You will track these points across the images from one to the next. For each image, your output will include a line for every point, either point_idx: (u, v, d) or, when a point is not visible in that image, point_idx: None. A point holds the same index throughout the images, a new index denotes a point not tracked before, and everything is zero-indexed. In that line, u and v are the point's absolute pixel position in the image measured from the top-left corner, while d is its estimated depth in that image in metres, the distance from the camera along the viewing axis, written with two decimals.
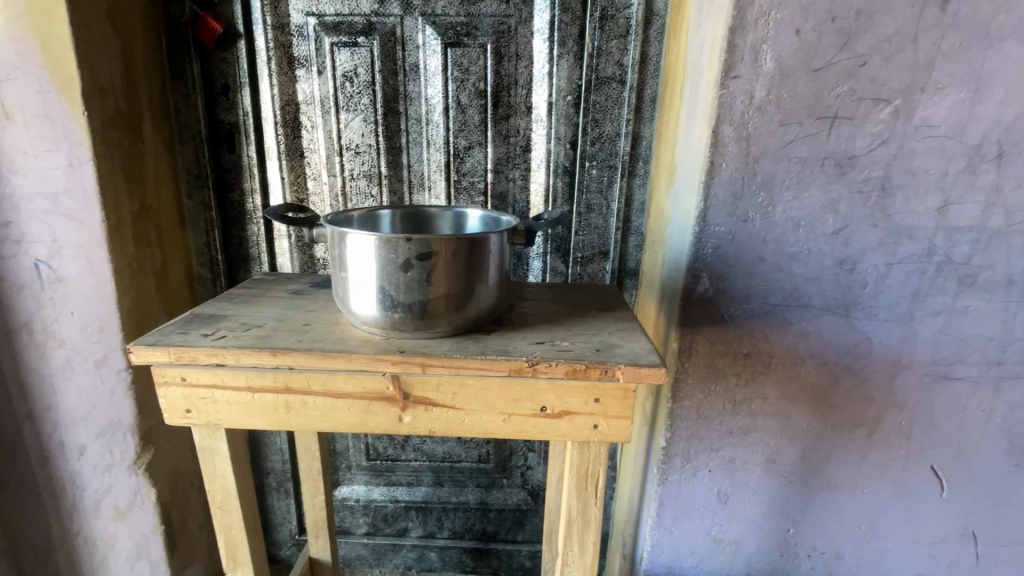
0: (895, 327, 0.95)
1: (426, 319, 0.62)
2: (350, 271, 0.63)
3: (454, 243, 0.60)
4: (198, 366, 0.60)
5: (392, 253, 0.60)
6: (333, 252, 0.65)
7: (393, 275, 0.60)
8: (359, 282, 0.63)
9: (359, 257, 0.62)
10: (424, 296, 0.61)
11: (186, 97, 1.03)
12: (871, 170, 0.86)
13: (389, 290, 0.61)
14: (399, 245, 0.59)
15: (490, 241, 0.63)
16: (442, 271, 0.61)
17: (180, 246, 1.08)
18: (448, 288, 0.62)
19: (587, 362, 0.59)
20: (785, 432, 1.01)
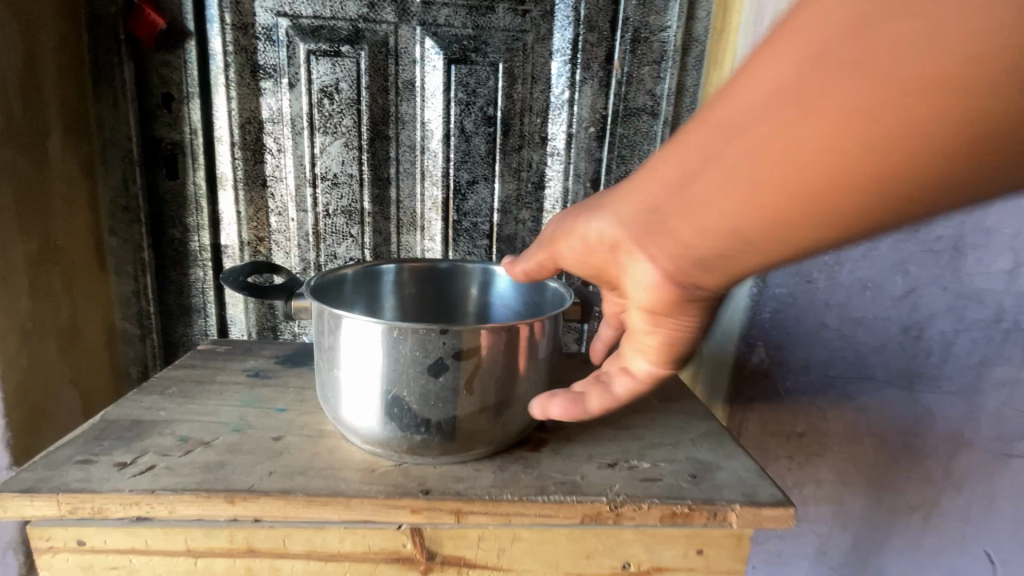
0: (958, 401, 0.80)
1: (458, 440, 0.44)
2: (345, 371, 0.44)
3: (507, 336, 0.43)
4: (107, 521, 0.39)
5: (418, 349, 0.42)
6: (319, 340, 0.46)
7: (416, 381, 0.42)
8: (360, 387, 0.44)
9: (363, 352, 0.43)
10: (459, 410, 0.43)
11: (114, 107, 0.81)
12: (945, 228, 0.74)
13: (408, 401, 0.43)
14: (429, 339, 0.41)
15: (547, 331, 0.46)
16: (487, 374, 0.43)
17: (98, 294, 0.84)
18: (492, 397, 0.44)
19: (690, 503, 0.42)
20: (838, 520, 0.86)
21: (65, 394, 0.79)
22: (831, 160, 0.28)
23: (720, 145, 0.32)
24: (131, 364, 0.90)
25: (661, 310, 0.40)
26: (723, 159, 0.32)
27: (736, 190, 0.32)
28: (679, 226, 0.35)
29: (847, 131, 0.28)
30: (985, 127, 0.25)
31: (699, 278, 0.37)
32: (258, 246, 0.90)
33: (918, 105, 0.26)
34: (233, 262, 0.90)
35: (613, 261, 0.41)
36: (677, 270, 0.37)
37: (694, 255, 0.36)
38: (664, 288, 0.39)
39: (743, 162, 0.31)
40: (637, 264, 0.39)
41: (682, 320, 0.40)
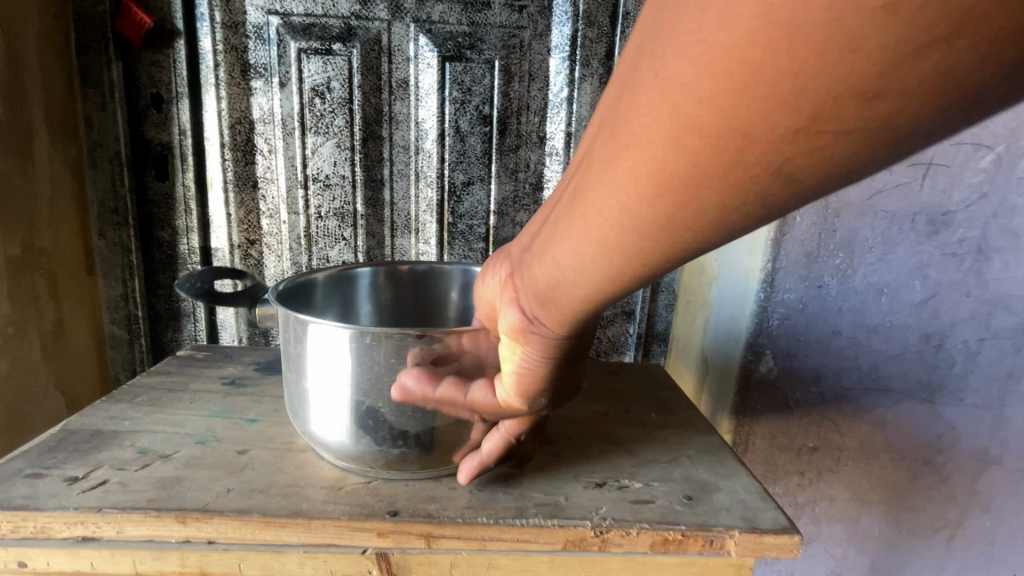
0: (983, 416, 0.75)
1: (435, 451, 0.41)
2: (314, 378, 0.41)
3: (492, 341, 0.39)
4: (52, 540, 0.37)
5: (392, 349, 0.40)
6: (286, 347, 0.43)
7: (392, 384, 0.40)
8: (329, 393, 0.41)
9: (330, 360, 0.40)
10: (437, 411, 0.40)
11: (102, 108, 0.80)
12: (968, 230, 0.68)
13: (379, 410, 0.40)
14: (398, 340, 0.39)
15: None
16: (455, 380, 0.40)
17: (87, 299, 0.83)
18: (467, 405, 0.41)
19: (683, 529, 0.39)
20: (853, 542, 0.81)
21: (49, 399, 0.78)
22: (654, 172, 0.28)
23: (572, 178, 0.33)
24: (120, 370, 0.88)
25: (518, 345, 0.37)
26: (571, 189, 0.32)
27: (580, 216, 0.31)
28: (540, 256, 0.35)
29: (657, 139, 0.27)
30: (787, 114, 0.23)
31: (560, 313, 0.35)
32: (249, 249, 0.88)
33: (714, 99, 0.25)
34: (224, 265, 0.88)
35: (494, 306, 0.40)
36: (540, 305, 0.36)
37: (551, 286, 0.34)
38: (521, 324, 0.37)
39: (582, 188, 0.31)
40: (502, 308, 0.38)
41: (540, 357, 0.37)
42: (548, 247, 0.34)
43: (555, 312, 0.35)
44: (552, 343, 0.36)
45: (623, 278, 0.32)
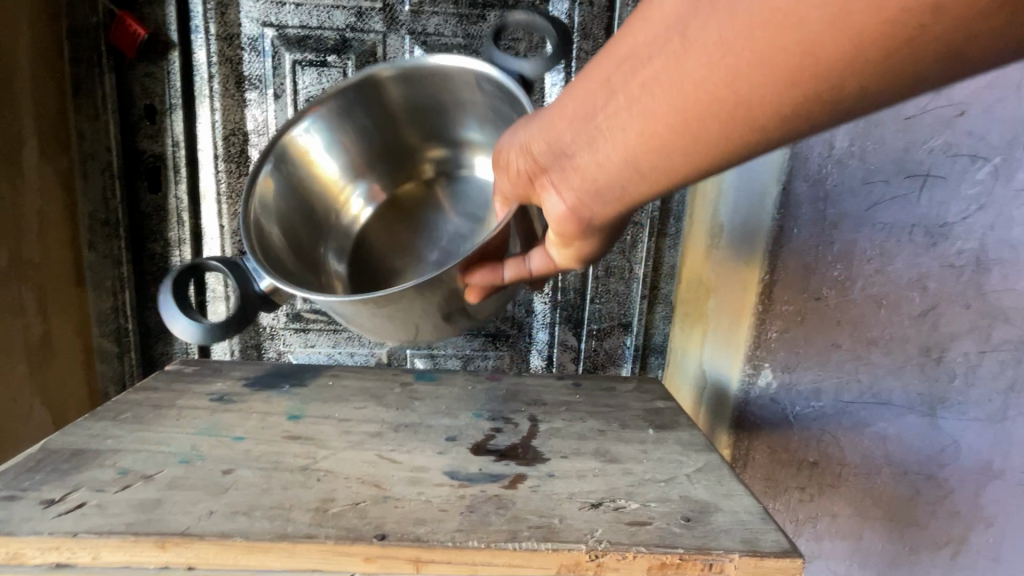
0: (984, 433, 0.72)
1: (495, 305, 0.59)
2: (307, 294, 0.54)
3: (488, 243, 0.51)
4: (24, 567, 0.37)
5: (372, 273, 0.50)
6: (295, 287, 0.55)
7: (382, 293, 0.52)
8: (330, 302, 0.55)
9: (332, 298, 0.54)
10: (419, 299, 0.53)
11: (95, 119, 0.80)
12: (966, 242, 0.66)
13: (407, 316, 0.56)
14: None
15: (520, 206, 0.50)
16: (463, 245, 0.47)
17: (76, 312, 0.83)
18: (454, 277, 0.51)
19: (681, 552, 0.37)
20: (856, 559, 0.79)
21: (35, 417, 0.76)
22: (697, 107, 0.31)
23: (607, 91, 0.35)
24: (109, 384, 0.88)
25: (568, 235, 0.44)
26: (612, 104, 0.35)
27: (625, 140, 0.35)
28: (586, 164, 0.38)
29: (704, 84, 0.30)
30: (814, 85, 0.27)
31: (604, 211, 0.41)
32: None
33: (760, 64, 0.28)
34: (218, 277, 0.88)
35: (537, 191, 0.44)
36: (587, 200, 0.40)
37: (595, 190, 0.39)
38: (570, 218, 0.42)
39: (628, 111, 0.34)
40: (547, 198, 0.43)
41: (586, 241, 0.45)
42: (593, 159, 0.38)
43: (600, 208, 0.41)
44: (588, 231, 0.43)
45: (661, 189, 0.37)
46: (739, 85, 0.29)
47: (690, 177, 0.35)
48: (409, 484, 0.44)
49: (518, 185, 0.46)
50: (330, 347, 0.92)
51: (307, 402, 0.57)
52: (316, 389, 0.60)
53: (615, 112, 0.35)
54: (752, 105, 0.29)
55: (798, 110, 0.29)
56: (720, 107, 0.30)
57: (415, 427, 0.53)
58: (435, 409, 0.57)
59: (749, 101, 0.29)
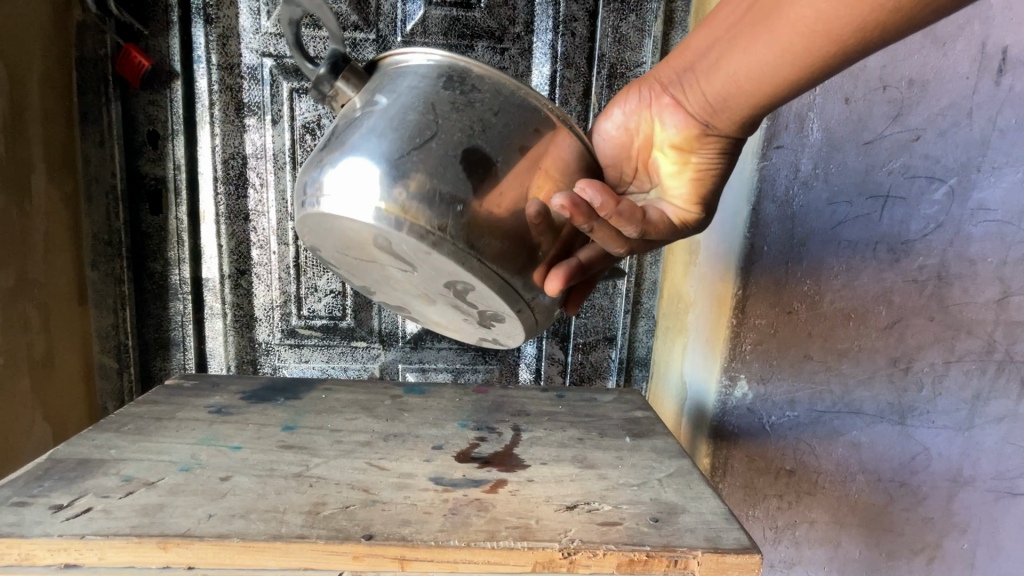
0: (953, 436, 0.73)
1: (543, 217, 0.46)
2: (341, 165, 0.45)
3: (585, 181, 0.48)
4: (34, 568, 0.40)
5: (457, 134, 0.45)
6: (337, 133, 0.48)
7: (426, 179, 0.43)
8: (346, 204, 0.44)
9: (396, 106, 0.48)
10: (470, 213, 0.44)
11: (100, 144, 0.84)
12: (928, 257, 0.69)
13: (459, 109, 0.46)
14: (492, 124, 0.45)
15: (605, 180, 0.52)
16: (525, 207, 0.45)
17: (78, 329, 0.86)
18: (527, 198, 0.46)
19: (648, 549, 0.40)
20: (835, 566, 0.80)
21: (36, 430, 0.79)
22: (798, 34, 0.36)
23: (726, 28, 0.41)
24: (107, 399, 0.91)
25: (687, 148, 0.48)
26: (730, 34, 0.41)
27: (739, 65, 0.40)
28: (702, 86, 0.44)
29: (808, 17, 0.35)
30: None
31: (721, 123, 0.45)
32: (239, 279, 0.90)
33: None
34: (215, 294, 0.91)
35: (648, 123, 0.49)
36: (707, 115, 0.45)
37: (713, 105, 0.44)
38: (685, 134, 0.47)
39: (744, 41, 0.39)
40: (668, 112, 0.47)
41: (705, 155, 0.47)
42: (710, 82, 0.43)
43: (716, 122, 0.45)
44: (711, 143, 0.47)
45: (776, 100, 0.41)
46: (837, 13, 0.34)
47: (805, 86, 0.39)
48: (396, 489, 0.47)
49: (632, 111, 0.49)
50: (323, 363, 0.95)
51: (301, 414, 0.60)
52: (309, 402, 0.63)
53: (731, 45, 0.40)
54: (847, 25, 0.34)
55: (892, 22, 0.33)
56: (820, 33, 0.35)
57: (403, 436, 0.56)
58: (423, 420, 0.60)
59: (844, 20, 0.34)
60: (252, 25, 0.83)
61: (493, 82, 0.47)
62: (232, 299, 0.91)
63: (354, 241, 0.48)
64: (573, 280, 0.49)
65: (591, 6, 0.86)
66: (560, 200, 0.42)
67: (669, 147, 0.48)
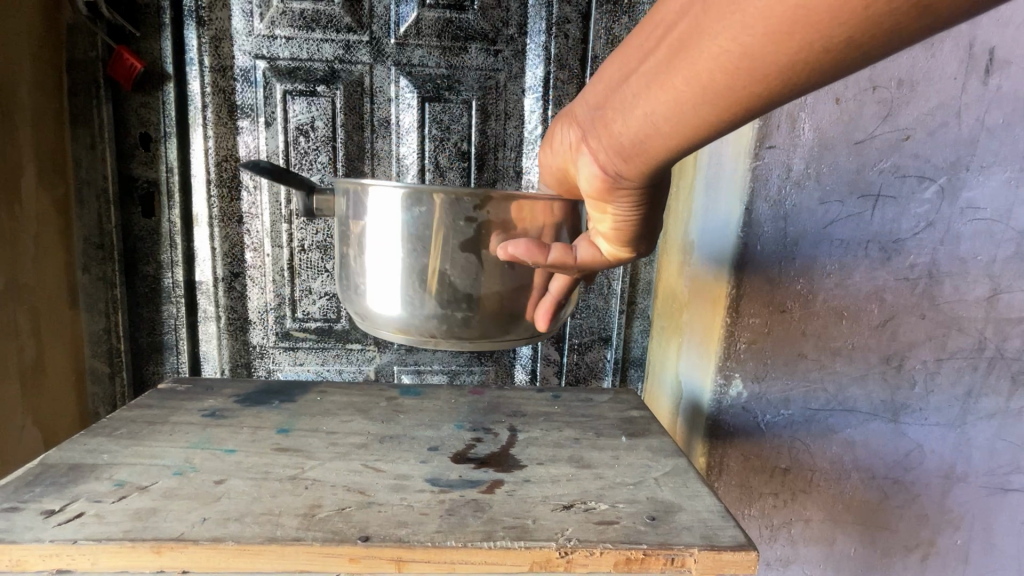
0: (946, 433, 0.75)
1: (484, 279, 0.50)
2: (372, 301, 0.53)
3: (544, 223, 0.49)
4: (26, 573, 0.39)
5: (436, 242, 0.48)
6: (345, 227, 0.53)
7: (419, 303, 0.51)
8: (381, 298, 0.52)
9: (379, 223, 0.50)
10: (479, 324, 0.52)
11: (91, 147, 0.83)
12: (918, 256, 0.70)
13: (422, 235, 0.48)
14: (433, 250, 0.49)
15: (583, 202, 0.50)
16: (495, 283, 0.51)
17: (69, 333, 0.85)
18: (523, 285, 0.52)
19: (645, 548, 0.40)
20: (830, 563, 0.80)
21: (27, 436, 0.78)
22: (717, 58, 0.32)
23: (641, 61, 0.37)
24: (99, 404, 0.90)
25: (602, 200, 0.44)
26: (648, 68, 0.36)
27: (653, 105, 0.36)
28: (614, 126, 0.40)
29: (721, 53, 0.31)
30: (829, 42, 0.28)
31: (630, 170, 0.41)
32: (233, 281, 0.90)
33: (766, 36, 0.29)
34: (208, 298, 0.90)
35: (572, 160, 0.45)
36: (616, 161, 0.41)
37: (624, 151, 0.40)
38: (599, 182, 0.43)
39: (657, 78, 0.35)
40: (583, 158, 0.43)
41: (621, 207, 0.44)
42: (623, 123, 0.39)
43: (629, 169, 0.41)
44: (624, 197, 0.43)
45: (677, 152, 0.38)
46: (755, 49, 0.30)
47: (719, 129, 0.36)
48: (392, 490, 0.47)
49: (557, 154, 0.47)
50: (318, 366, 0.95)
51: (295, 417, 0.60)
52: (304, 404, 0.63)
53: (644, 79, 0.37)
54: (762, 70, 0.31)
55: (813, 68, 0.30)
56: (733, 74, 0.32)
57: (399, 438, 0.56)
58: (419, 421, 0.60)
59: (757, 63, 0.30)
60: (245, 27, 0.82)
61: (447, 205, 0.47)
62: (226, 302, 0.90)
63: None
64: (558, 308, 0.55)
65: (584, 8, 0.86)
66: (500, 255, 0.49)
67: (586, 197, 0.45)
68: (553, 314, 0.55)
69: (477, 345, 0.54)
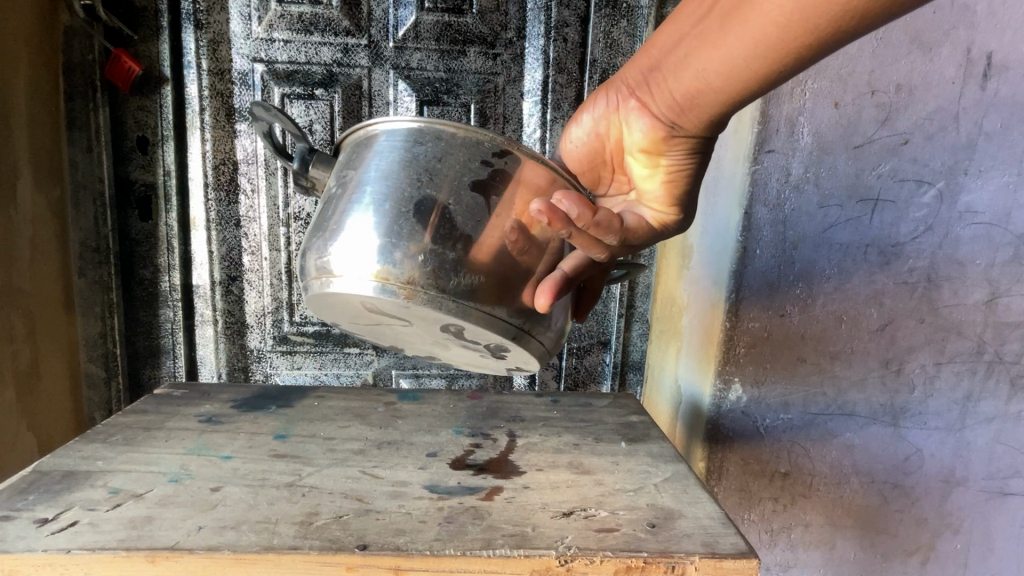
0: (945, 437, 0.75)
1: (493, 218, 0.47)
2: (344, 238, 0.48)
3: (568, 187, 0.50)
4: None
5: (450, 176, 0.47)
6: (347, 170, 0.51)
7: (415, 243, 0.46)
8: (359, 241, 0.47)
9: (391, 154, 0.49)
10: (471, 278, 0.47)
11: (88, 150, 0.83)
12: (917, 260, 0.70)
13: (439, 163, 0.48)
14: (448, 178, 0.47)
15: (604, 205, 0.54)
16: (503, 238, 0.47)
17: (66, 338, 0.84)
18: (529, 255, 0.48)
19: (645, 556, 0.40)
20: (830, 568, 0.80)
21: (22, 441, 0.77)
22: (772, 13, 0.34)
23: (694, 22, 0.40)
24: (95, 409, 0.90)
25: (656, 151, 0.46)
26: (702, 27, 0.39)
27: (707, 64, 0.39)
28: (668, 84, 0.42)
29: (779, 7, 0.34)
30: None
31: (683, 123, 0.44)
32: (230, 285, 0.89)
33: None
34: (205, 302, 0.90)
35: (621, 120, 0.48)
36: (670, 115, 0.44)
37: (679, 104, 0.43)
38: (651, 137, 0.46)
39: (714, 36, 0.38)
40: (635, 115, 0.46)
41: (674, 158, 0.46)
42: (676, 79, 0.42)
43: (683, 122, 0.43)
44: (676, 148, 0.46)
45: (729, 105, 0.41)
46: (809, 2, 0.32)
47: (772, 83, 0.38)
48: (390, 497, 0.46)
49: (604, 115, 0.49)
50: (315, 370, 0.95)
51: (293, 422, 0.59)
52: (301, 410, 0.62)
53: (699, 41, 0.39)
54: (819, 20, 0.33)
55: (867, 15, 0.32)
56: (786, 28, 0.34)
57: (397, 444, 0.56)
58: (417, 427, 0.60)
59: (814, 12, 0.33)
60: (243, 30, 0.82)
61: (472, 137, 0.48)
62: (223, 305, 0.90)
63: (354, 307, 0.51)
64: (562, 293, 0.49)
65: (582, 11, 0.86)
66: (539, 206, 0.42)
67: (638, 150, 0.47)
68: (556, 296, 0.49)
69: (460, 311, 0.47)
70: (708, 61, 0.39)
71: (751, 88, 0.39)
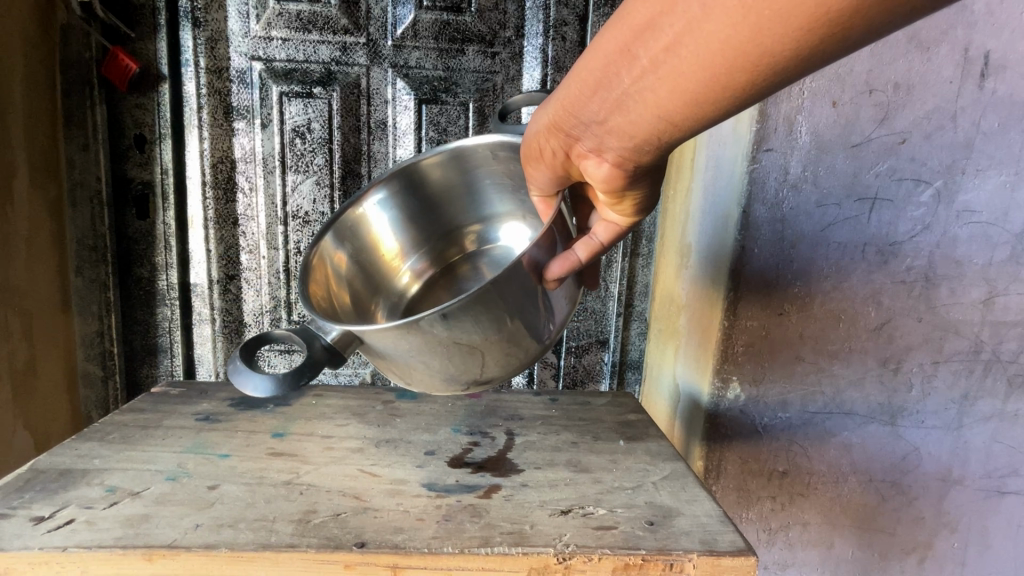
0: (943, 436, 0.75)
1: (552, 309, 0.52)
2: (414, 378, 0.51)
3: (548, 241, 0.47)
4: None
5: (496, 327, 0.48)
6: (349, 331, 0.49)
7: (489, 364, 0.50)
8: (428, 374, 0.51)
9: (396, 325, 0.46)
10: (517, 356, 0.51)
11: (84, 148, 0.83)
12: (915, 259, 0.70)
13: (475, 326, 0.47)
14: (494, 329, 0.48)
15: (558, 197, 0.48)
16: (546, 318, 0.51)
17: (62, 336, 0.84)
18: (517, 305, 0.48)
19: (644, 553, 0.40)
20: (828, 567, 0.80)
21: (18, 440, 0.77)
22: (725, 54, 0.31)
23: (629, 60, 0.35)
24: (92, 408, 0.90)
25: (620, 192, 0.44)
26: (642, 66, 0.35)
27: (657, 105, 0.36)
28: (617, 126, 0.39)
29: (731, 48, 0.31)
30: (838, 8, 0.27)
31: (642, 161, 0.41)
32: (227, 284, 0.89)
33: (771, 11, 0.28)
34: (203, 300, 0.90)
35: (573, 161, 0.44)
36: (628, 157, 0.40)
37: (635, 146, 0.39)
38: (613, 182, 0.43)
39: (660, 77, 0.34)
40: (589, 159, 0.42)
41: (635, 192, 0.44)
42: (627, 121, 0.38)
43: (642, 159, 0.40)
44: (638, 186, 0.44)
45: (686, 137, 0.38)
46: (764, 44, 0.30)
47: (727, 114, 0.36)
48: (388, 496, 0.46)
49: (551, 161, 0.45)
50: None
51: (291, 421, 0.59)
52: (299, 408, 0.62)
53: (641, 75, 0.35)
54: (772, 52, 0.30)
55: (824, 54, 0.30)
56: (741, 70, 0.32)
57: (395, 442, 0.56)
58: (416, 426, 0.60)
59: (771, 49, 0.30)
60: (241, 28, 0.82)
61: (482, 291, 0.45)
62: (221, 304, 0.90)
63: None
64: None
65: (581, 10, 0.86)
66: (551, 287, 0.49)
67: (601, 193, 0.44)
68: None
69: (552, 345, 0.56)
70: (660, 103, 0.36)
71: (707, 122, 0.36)
